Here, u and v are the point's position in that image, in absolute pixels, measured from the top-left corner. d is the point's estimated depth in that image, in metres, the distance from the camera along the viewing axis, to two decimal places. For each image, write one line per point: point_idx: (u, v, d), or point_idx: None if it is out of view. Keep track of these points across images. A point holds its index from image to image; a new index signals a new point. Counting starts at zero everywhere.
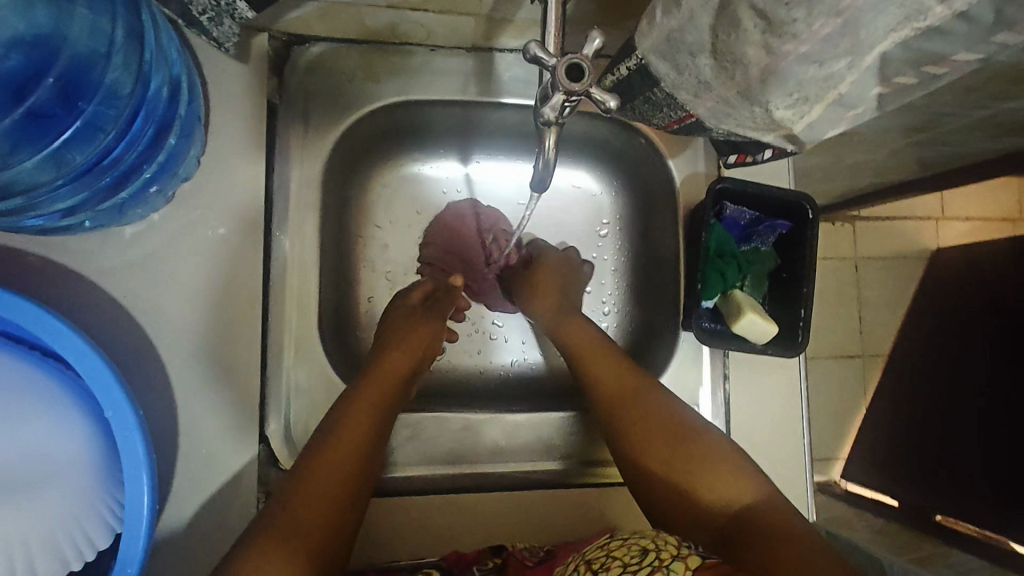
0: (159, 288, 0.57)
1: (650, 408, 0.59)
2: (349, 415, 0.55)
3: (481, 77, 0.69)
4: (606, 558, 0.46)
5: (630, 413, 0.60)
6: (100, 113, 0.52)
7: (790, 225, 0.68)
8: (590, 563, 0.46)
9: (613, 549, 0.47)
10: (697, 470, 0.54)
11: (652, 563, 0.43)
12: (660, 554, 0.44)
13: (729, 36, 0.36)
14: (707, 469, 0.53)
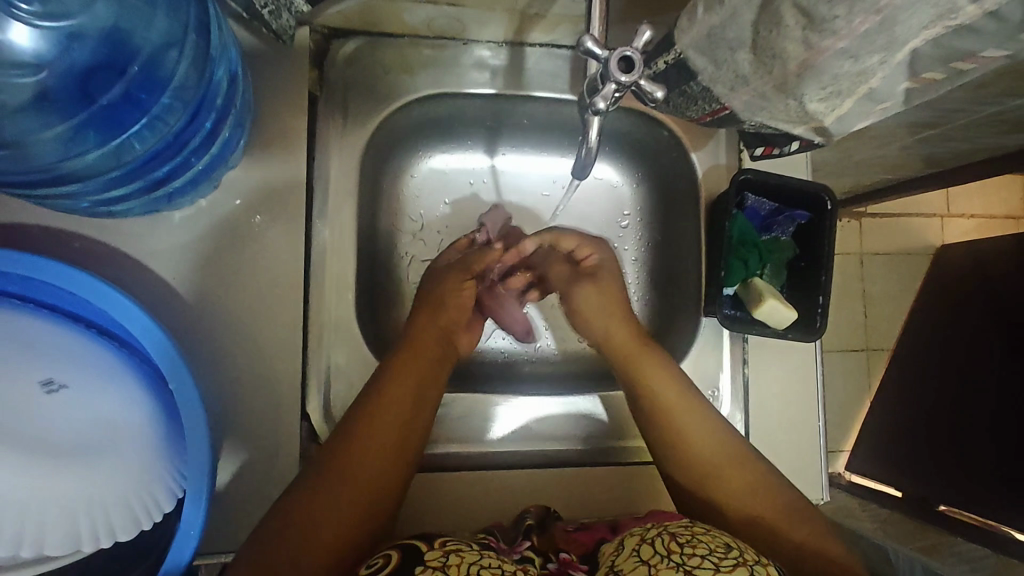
0: (211, 270, 0.61)
1: (701, 422, 0.62)
2: (380, 398, 0.57)
3: (511, 71, 0.71)
4: (694, 537, 0.49)
5: (682, 414, 0.63)
6: (164, 106, 0.54)
7: (809, 216, 0.70)
8: (675, 534, 0.50)
9: (699, 533, 0.50)
10: (740, 487, 0.58)
11: (739, 559, 0.47)
12: (745, 554, 0.48)
13: (770, 32, 0.39)
14: (751, 490, 0.58)
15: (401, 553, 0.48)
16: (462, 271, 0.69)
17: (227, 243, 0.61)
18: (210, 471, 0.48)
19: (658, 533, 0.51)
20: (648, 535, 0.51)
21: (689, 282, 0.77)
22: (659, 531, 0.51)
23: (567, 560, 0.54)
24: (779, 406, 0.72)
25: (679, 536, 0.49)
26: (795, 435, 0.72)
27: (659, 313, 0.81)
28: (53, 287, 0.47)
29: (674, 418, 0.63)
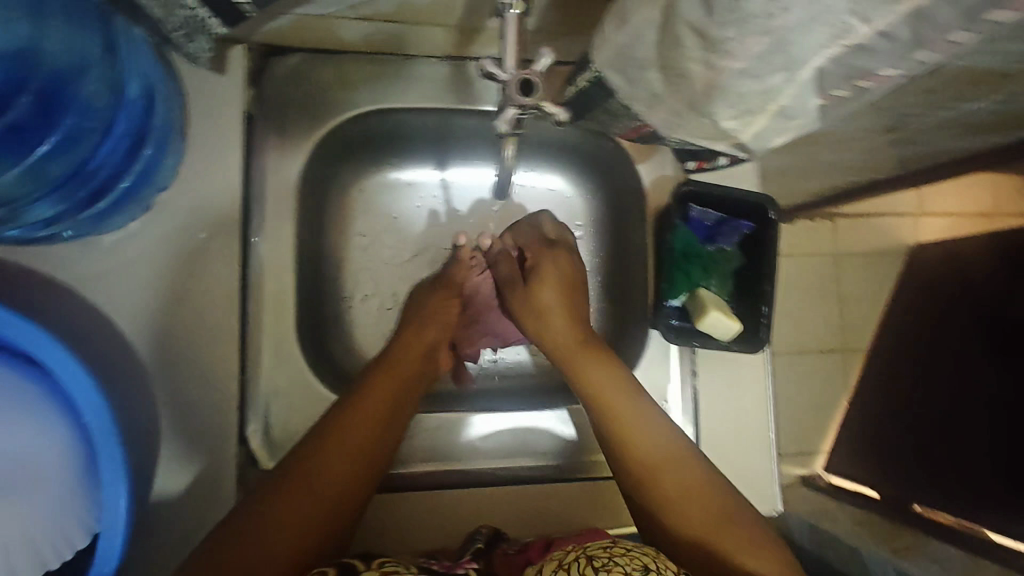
0: (139, 294, 0.59)
1: (636, 414, 0.59)
2: (361, 397, 0.57)
3: (455, 84, 0.71)
4: (612, 560, 0.45)
5: (627, 416, 0.59)
6: (78, 126, 0.53)
7: (753, 226, 0.70)
8: (593, 558, 0.46)
9: (618, 555, 0.46)
10: (686, 487, 0.54)
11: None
12: None
13: (672, 53, 0.38)
14: (692, 498, 0.54)
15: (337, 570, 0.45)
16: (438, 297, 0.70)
17: (158, 266, 0.60)
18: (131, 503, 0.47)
19: (575, 557, 0.46)
20: (564, 560, 0.46)
21: (640, 293, 0.77)
22: (576, 556, 0.47)
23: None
24: (729, 417, 0.72)
25: (596, 559, 0.45)
26: (745, 445, 0.72)
27: (613, 324, 0.80)
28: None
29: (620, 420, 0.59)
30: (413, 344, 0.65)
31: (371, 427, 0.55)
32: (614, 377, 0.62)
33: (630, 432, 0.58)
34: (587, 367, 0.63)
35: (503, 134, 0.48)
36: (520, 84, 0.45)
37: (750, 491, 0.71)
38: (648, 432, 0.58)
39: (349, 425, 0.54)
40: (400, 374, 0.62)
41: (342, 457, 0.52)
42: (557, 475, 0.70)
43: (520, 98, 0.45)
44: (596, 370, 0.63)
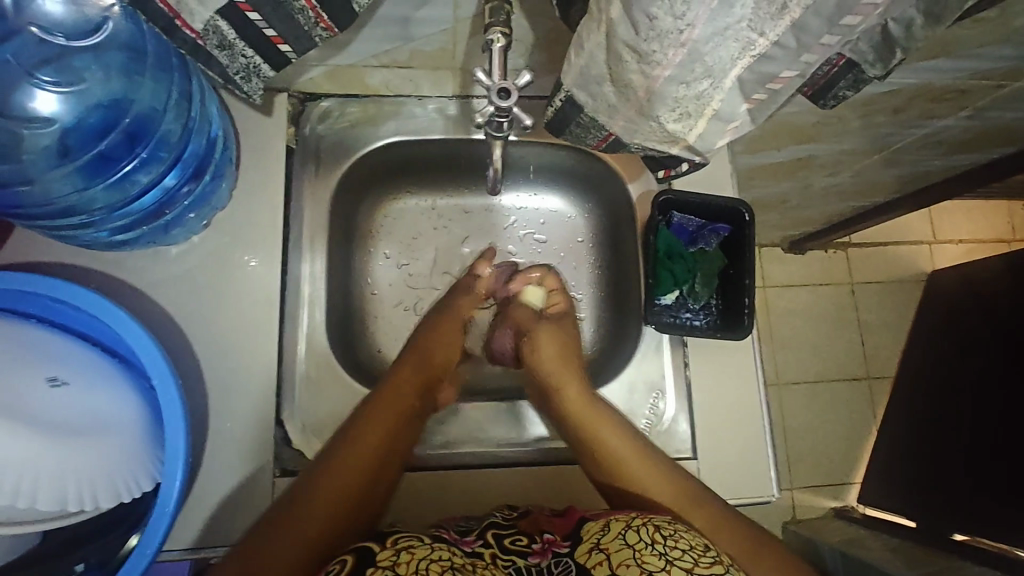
0: (195, 295, 0.71)
1: (651, 470, 0.68)
2: (297, 500, 0.59)
3: (462, 120, 0.82)
4: (676, 532, 0.57)
5: (602, 429, 0.71)
6: (153, 155, 0.65)
7: (730, 229, 0.79)
8: (658, 526, 0.57)
9: (680, 530, 0.57)
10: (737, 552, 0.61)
11: (715, 558, 0.54)
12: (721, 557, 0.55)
13: (618, 68, 0.48)
14: (724, 530, 0.62)
15: (356, 556, 0.53)
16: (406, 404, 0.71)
17: (213, 273, 0.72)
18: (190, 456, 0.56)
19: (643, 522, 0.58)
20: (633, 523, 0.58)
21: (633, 297, 0.84)
22: (643, 521, 0.58)
23: (549, 539, 0.59)
24: (723, 405, 0.77)
25: (663, 530, 0.56)
26: (739, 432, 0.77)
27: (610, 329, 0.88)
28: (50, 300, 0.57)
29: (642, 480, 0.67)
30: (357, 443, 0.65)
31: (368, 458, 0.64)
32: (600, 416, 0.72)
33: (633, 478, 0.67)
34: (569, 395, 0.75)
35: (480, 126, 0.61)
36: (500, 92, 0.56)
37: (746, 476, 0.76)
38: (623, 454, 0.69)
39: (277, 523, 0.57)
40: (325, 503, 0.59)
41: (362, 453, 0.65)
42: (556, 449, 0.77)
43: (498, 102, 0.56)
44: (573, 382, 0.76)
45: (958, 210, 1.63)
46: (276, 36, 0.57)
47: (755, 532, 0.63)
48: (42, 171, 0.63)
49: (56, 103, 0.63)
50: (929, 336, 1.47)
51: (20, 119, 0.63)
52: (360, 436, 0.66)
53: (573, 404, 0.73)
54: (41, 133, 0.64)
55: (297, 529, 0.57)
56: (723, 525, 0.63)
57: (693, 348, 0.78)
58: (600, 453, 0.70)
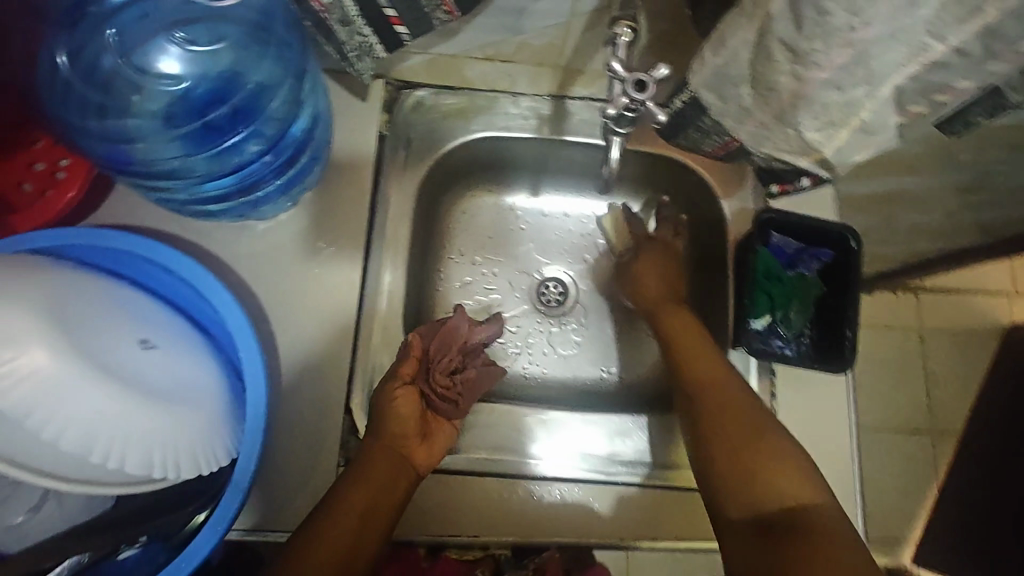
0: (276, 274, 0.70)
1: (712, 359, 0.69)
2: (332, 520, 0.59)
3: (555, 120, 0.79)
4: None
5: (684, 357, 0.70)
6: (255, 132, 0.64)
7: (832, 254, 0.74)
8: None
9: None
10: (770, 441, 0.60)
11: None
12: None
13: (765, 67, 0.45)
14: (729, 389, 0.66)
15: None
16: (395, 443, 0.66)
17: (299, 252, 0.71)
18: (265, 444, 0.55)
19: None
20: None
21: (718, 320, 0.80)
22: None
23: None
24: (808, 443, 0.72)
25: None
26: (824, 475, 0.71)
27: None
28: (133, 254, 0.58)
29: (689, 354, 0.70)
30: (364, 483, 0.62)
31: (356, 513, 0.60)
32: (693, 345, 0.71)
33: (696, 369, 0.68)
34: (684, 338, 0.71)
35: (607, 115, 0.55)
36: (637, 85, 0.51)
37: None
38: (693, 354, 0.69)
39: (316, 535, 0.58)
40: (344, 530, 0.59)
41: (348, 512, 0.60)
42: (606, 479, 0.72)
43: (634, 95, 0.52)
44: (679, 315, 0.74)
45: None
46: (394, 16, 0.56)
47: (788, 445, 0.60)
48: (151, 130, 0.62)
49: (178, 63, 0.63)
50: None
51: (141, 73, 0.63)
52: (361, 481, 0.62)
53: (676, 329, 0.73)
54: (151, 95, 0.63)
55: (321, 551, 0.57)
56: (746, 407, 0.63)
57: (782, 377, 0.74)
58: (669, 338, 0.73)
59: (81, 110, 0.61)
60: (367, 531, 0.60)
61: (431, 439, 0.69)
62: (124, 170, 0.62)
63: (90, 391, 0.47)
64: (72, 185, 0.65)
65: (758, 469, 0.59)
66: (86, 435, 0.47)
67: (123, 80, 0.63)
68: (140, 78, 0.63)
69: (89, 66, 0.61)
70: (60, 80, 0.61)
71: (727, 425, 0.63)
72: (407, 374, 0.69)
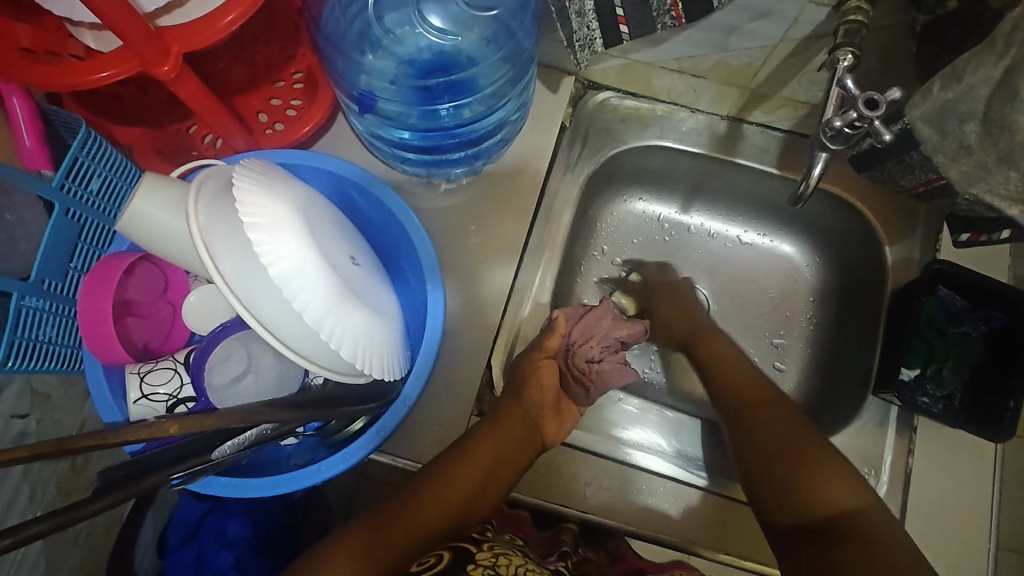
0: (450, 230, 0.77)
1: (749, 378, 0.72)
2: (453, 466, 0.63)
3: (727, 140, 0.82)
4: None
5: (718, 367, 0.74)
6: (465, 100, 0.71)
7: (1005, 319, 0.70)
8: None
9: None
10: (817, 456, 0.60)
11: None
12: None
13: (1004, 106, 0.46)
14: (773, 411, 0.67)
15: (451, 555, 0.59)
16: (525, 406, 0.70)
17: (471, 216, 0.78)
18: (430, 374, 0.61)
19: None
20: None
21: (860, 365, 0.79)
22: None
23: None
24: (941, 509, 0.69)
25: None
26: (954, 548, 0.68)
27: (820, 391, 0.83)
28: (348, 179, 0.66)
29: (727, 377, 0.73)
30: (490, 438, 0.66)
31: (487, 460, 0.64)
32: (733, 363, 0.74)
33: (739, 391, 0.71)
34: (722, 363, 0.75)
35: (831, 134, 0.55)
36: (867, 100, 0.52)
37: None
38: (735, 370, 0.73)
39: (442, 478, 0.62)
40: (467, 476, 0.63)
41: (479, 458, 0.64)
42: (692, 480, 0.73)
43: (862, 109, 0.52)
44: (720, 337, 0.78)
45: None
46: (621, 16, 0.63)
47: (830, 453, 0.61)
48: (393, 74, 0.69)
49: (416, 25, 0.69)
50: None
51: (417, 18, 0.69)
52: (488, 434, 0.66)
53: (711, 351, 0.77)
54: (387, 48, 0.69)
55: (443, 491, 0.61)
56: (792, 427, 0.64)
57: (923, 436, 0.71)
58: (712, 361, 0.75)
59: (348, 40, 0.68)
60: (487, 484, 0.64)
61: (563, 415, 0.74)
62: (363, 106, 0.70)
63: (329, 281, 0.51)
64: (312, 120, 0.75)
65: (801, 478, 0.59)
66: (322, 314, 0.50)
67: (403, 16, 0.69)
68: (409, 22, 0.69)
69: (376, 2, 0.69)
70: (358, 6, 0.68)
71: (760, 445, 0.64)
72: (553, 348, 0.74)
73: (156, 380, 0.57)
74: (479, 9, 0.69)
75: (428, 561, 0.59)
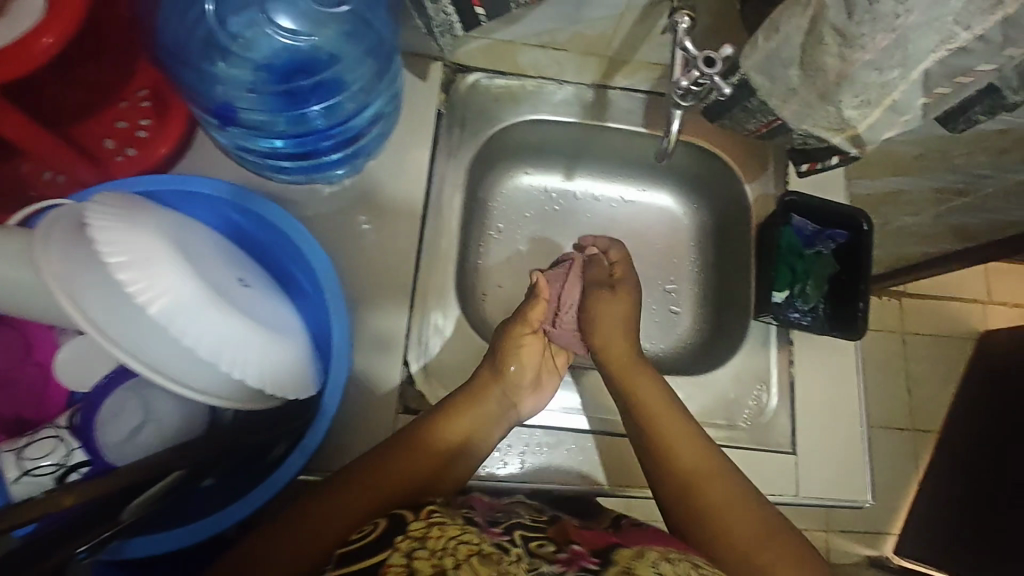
0: (341, 234, 0.75)
1: (696, 446, 0.68)
2: (389, 456, 0.64)
3: (597, 106, 0.86)
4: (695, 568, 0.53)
5: (657, 414, 0.70)
6: (336, 101, 0.69)
7: (846, 235, 0.82)
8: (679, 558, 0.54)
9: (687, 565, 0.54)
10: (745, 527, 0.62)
11: None
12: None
13: (815, 50, 0.53)
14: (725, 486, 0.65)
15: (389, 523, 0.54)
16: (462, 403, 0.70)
17: (360, 217, 0.76)
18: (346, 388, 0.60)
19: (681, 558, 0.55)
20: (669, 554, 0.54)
21: (740, 295, 0.87)
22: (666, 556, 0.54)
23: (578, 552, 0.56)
24: (822, 406, 0.79)
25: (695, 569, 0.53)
26: (838, 438, 0.78)
27: (712, 324, 0.92)
28: (223, 202, 0.63)
29: (676, 442, 0.68)
30: (435, 428, 0.67)
31: (425, 457, 0.65)
32: (678, 422, 0.70)
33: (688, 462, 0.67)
34: (661, 416, 0.70)
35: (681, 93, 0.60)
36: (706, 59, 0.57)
37: (842, 477, 0.77)
38: (673, 426, 0.69)
39: (370, 471, 0.62)
40: (400, 470, 0.63)
41: (413, 464, 0.64)
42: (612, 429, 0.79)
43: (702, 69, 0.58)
44: (646, 379, 0.74)
45: (1014, 273, 1.62)
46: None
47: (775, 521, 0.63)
48: (248, 79, 0.67)
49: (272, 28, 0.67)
50: (977, 388, 1.48)
51: (265, 21, 0.67)
52: (431, 422, 0.68)
53: (624, 362, 0.75)
54: (241, 53, 0.67)
55: (365, 484, 0.61)
56: (755, 528, 0.62)
57: (800, 347, 0.81)
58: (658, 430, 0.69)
59: (192, 47, 0.65)
60: (422, 472, 0.64)
61: (541, 390, 0.76)
62: (226, 117, 0.67)
63: (215, 308, 0.49)
64: (166, 141, 0.70)
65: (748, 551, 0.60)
66: (217, 345, 0.48)
67: (250, 18, 0.67)
68: (264, 24, 0.67)
69: (216, 8, 0.66)
70: (196, 13, 0.65)
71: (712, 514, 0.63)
72: (535, 322, 0.77)
73: (33, 454, 0.51)
74: (327, 8, 0.68)
75: (364, 530, 0.54)
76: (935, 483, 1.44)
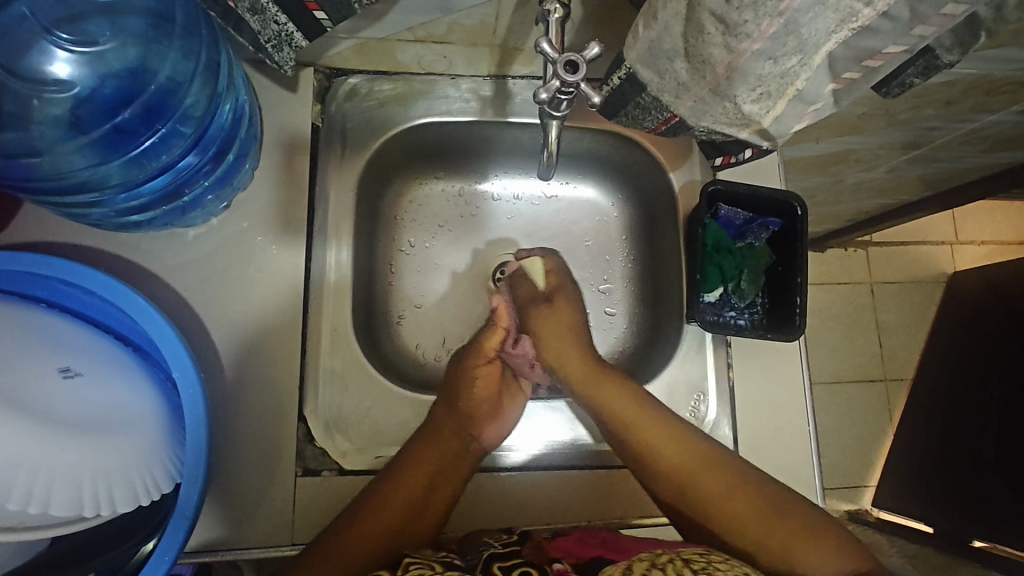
0: (214, 283, 0.67)
1: (678, 441, 0.62)
2: (382, 498, 0.61)
3: (498, 100, 0.77)
4: (708, 564, 0.50)
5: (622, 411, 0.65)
6: (174, 131, 0.61)
7: (781, 222, 0.74)
8: (689, 560, 0.51)
9: (714, 560, 0.52)
10: (747, 508, 0.58)
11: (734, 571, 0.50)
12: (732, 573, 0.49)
13: (697, 40, 0.44)
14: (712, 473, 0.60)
15: None
16: (456, 418, 0.67)
17: (233, 260, 0.68)
18: (208, 475, 0.53)
19: (669, 558, 0.52)
20: (658, 560, 0.51)
21: (673, 293, 0.80)
22: (669, 557, 0.52)
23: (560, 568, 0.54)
24: (765, 407, 0.73)
25: (694, 562, 0.51)
26: (784, 438, 0.73)
27: (648, 323, 0.85)
28: (54, 278, 0.55)
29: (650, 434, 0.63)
30: (430, 447, 0.65)
31: (422, 482, 0.63)
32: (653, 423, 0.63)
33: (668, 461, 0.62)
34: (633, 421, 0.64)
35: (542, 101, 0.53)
36: (567, 65, 0.50)
37: (792, 482, 0.72)
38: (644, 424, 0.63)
39: (363, 517, 0.59)
40: (396, 504, 0.61)
41: (409, 494, 0.61)
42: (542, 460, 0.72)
43: (565, 76, 0.50)
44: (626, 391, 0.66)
45: (983, 211, 1.55)
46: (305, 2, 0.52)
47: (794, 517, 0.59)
48: (56, 136, 0.60)
49: (76, 67, 0.60)
50: (947, 337, 1.43)
51: (39, 82, 0.60)
52: (421, 449, 0.65)
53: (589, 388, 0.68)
54: (54, 100, 0.60)
55: (361, 524, 0.59)
56: (749, 498, 0.58)
57: (737, 348, 0.75)
58: (641, 441, 0.63)
59: None
60: (421, 498, 0.62)
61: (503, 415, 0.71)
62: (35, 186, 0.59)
63: None
64: None
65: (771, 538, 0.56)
66: None
67: (14, 91, 0.59)
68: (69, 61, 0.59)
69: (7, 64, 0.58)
70: None
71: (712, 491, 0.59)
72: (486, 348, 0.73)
73: None
74: (133, 25, 0.60)
75: None
76: (907, 437, 1.42)
